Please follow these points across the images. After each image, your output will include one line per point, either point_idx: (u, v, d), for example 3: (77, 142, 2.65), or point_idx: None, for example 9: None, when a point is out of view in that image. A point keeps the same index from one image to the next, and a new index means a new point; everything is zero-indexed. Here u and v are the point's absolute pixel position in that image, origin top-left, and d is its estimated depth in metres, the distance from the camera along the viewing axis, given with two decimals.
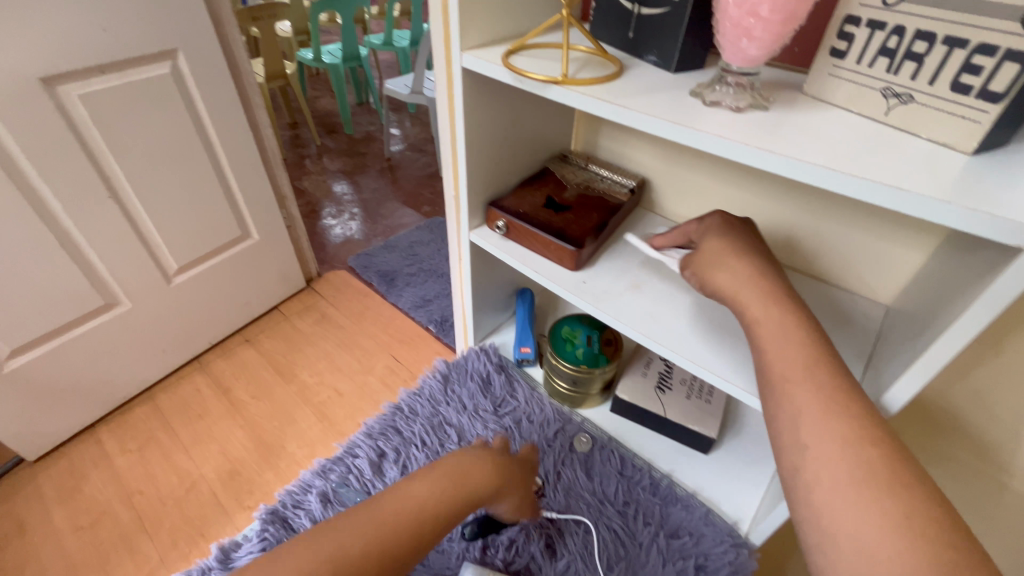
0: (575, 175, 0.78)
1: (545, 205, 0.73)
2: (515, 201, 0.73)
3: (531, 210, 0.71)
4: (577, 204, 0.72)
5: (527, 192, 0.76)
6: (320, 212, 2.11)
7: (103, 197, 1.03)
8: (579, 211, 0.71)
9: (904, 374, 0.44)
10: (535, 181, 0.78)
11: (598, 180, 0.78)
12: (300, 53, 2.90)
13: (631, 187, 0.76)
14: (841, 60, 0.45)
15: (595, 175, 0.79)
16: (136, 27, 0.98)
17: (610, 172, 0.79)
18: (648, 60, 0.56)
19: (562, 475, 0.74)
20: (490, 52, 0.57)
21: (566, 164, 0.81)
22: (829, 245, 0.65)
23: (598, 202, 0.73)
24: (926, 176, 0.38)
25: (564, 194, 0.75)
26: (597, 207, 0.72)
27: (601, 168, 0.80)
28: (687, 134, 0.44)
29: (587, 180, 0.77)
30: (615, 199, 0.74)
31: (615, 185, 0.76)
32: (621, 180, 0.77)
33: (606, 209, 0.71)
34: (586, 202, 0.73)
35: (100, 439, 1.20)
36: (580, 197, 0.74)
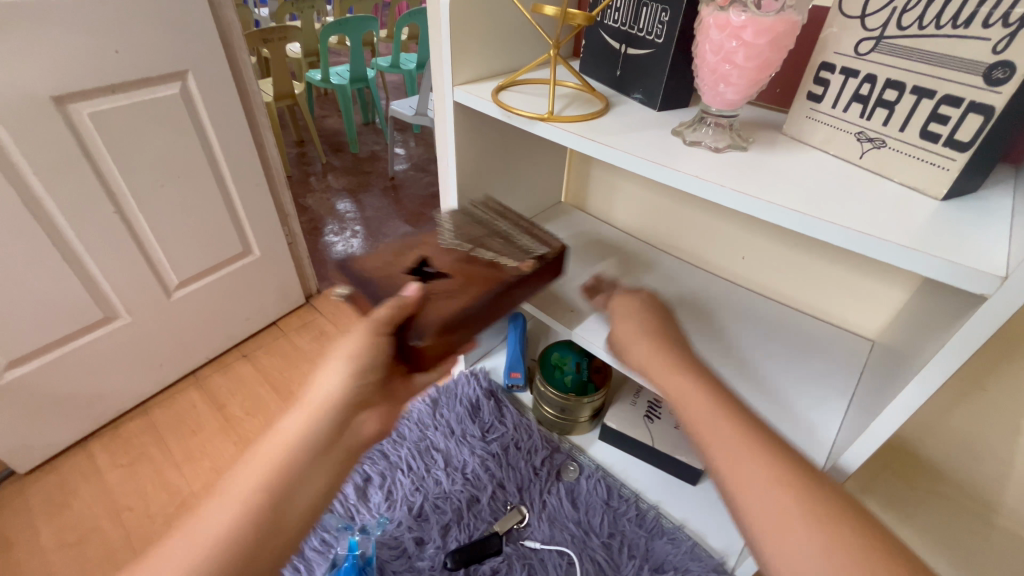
0: (471, 228, 0.57)
1: (410, 267, 0.51)
2: (370, 259, 0.52)
3: (382, 274, 0.50)
4: (451, 272, 0.50)
5: (398, 246, 0.54)
6: (322, 229, 2.14)
7: (107, 213, 1.05)
8: (446, 282, 0.49)
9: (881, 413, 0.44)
10: (416, 232, 0.57)
11: (499, 243, 0.55)
12: (309, 74, 2.97)
13: (537, 258, 0.53)
14: (818, 104, 0.47)
15: (499, 235, 0.56)
16: (148, 49, 1.01)
17: (524, 234, 0.57)
18: (634, 97, 0.58)
19: (548, 504, 0.73)
20: (482, 86, 0.59)
21: (466, 215, 0.60)
22: (815, 278, 0.66)
23: (482, 273, 0.51)
24: (894, 221, 0.39)
25: (442, 254, 0.52)
26: (473, 282, 0.49)
27: (511, 226, 0.58)
28: (666, 173, 0.45)
29: (481, 238, 0.55)
30: (512, 272, 0.51)
31: (517, 252, 0.53)
32: (524, 244, 0.55)
33: (484, 287, 0.48)
34: (462, 270, 0.50)
35: (92, 453, 1.20)
36: (461, 260, 0.52)
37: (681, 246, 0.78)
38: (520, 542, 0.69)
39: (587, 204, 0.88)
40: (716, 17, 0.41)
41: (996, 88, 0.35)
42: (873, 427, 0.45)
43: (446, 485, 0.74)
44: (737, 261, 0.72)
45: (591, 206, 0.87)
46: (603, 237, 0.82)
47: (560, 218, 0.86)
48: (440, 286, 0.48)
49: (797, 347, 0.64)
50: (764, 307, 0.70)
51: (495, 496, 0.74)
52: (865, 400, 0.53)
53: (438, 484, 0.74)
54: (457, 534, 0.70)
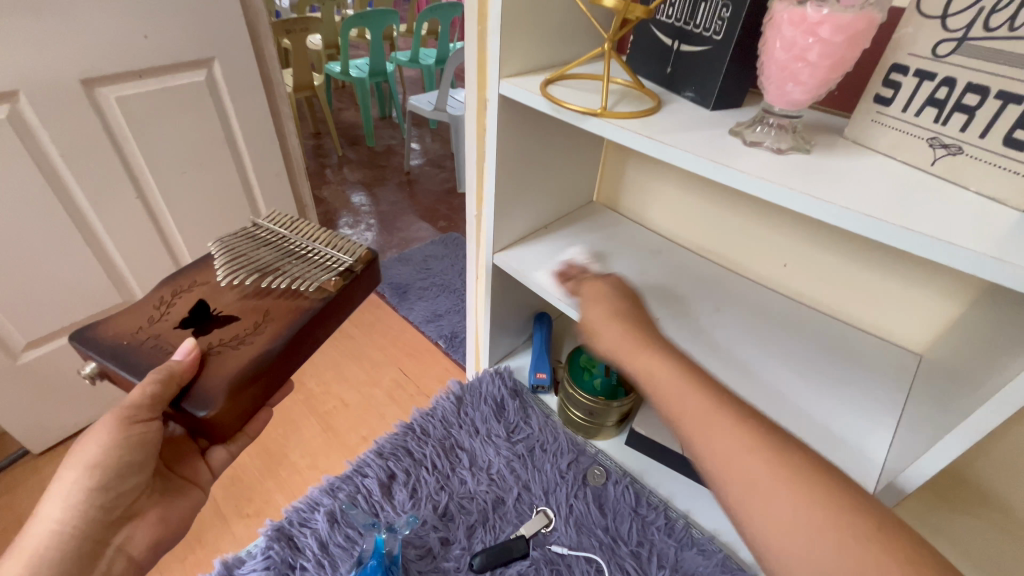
0: (259, 255, 0.64)
1: (180, 323, 0.57)
2: (118, 327, 0.56)
3: (160, 333, 0.56)
4: (240, 316, 0.57)
5: (161, 301, 0.59)
6: (337, 221, 2.14)
7: (130, 197, 1.05)
8: (237, 330, 0.56)
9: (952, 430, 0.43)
10: (171, 282, 0.62)
11: (297, 263, 0.63)
12: (328, 67, 2.98)
13: (344, 270, 0.63)
14: (886, 107, 0.45)
15: (292, 256, 0.64)
16: (176, 35, 1.01)
17: (323, 246, 0.66)
18: (685, 96, 0.56)
19: (575, 509, 0.71)
20: (529, 80, 0.58)
21: (248, 240, 0.65)
22: (859, 288, 0.64)
23: (279, 307, 0.59)
24: (976, 231, 0.37)
25: (228, 299, 0.59)
26: (269, 322, 0.57)
27: (308, 244, 0.66)
28: (729, 174, 0.44)
29: (280, 263, 0.63)
30: (310, 298, 0.60)
31: (317, 270, 0.62)
32: (335, 258, 0.64)
33: (281, 325, 0.56)
34: (255, 310, 0.58)
35: None
36: (251, 298, 0.59)
37: (716, 250, 0.76)
38: (547, 547, 0.67)
39: (620, 205, 0.86)
40: (790, 12, 0.39)
41: None
42: (942, 446, 0.44)
43: (471, 484, 0.74)
44: (777, 268, 0.71)
45: (624, 207, 0.86)
46: (637, 238, 0.81)
47: (591, 218, 0.84)
48: (227, 336, 0.55)
49: (844, 359, 0.62)
50: (806, 316, 0.68)
51: (521, 497, 0.73)
52: (920, 417, 0.51)
53: (463, 484, 0.75)
54: (482, 535, 0.69)
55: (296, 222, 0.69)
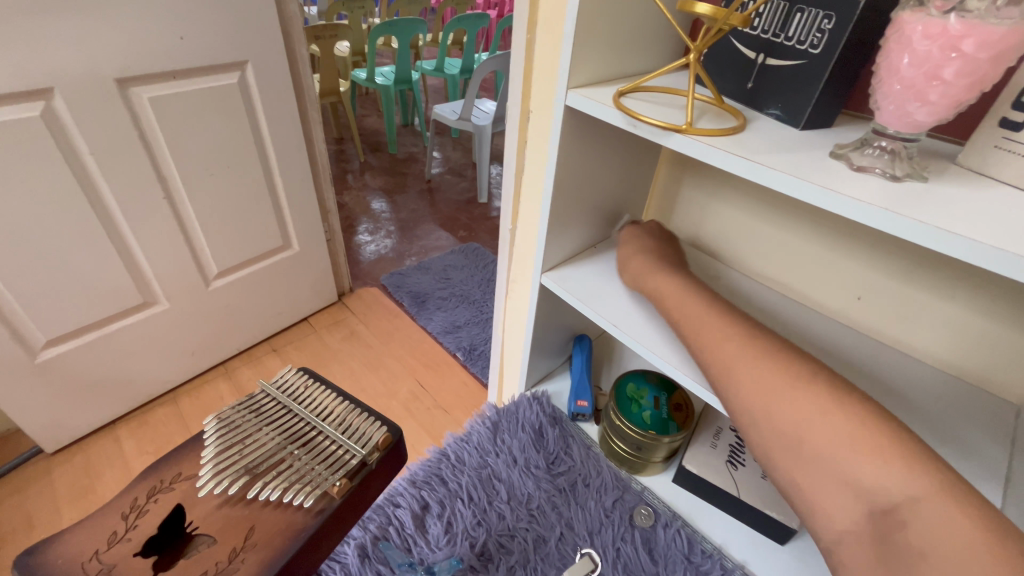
0: (261, 440, 0.56)
1: (143, 548, 0.48)
2: (77, 546, 0.48)
3: (116, 562, 0.47)
4: (218, 539, 0.49)
5: (132, 512, 0.51)
6: (356, 227, 2.12)
7: (157, 198, 1.03)
8: (209, 563, 0.48)
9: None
10: (150, 474, 0.54)
11: (303, 455, 0.55)
12: (354, 73, 2.99)
13: (356, 467, 0.55)
14: (1015, 133, 0.40)
15: (297, 443, 0.57)
16: (212, 37, 0.99)
17: (336, 430, 0.59)
18: (768, 113, 0.51)
19: (622, 553, 0.66)
20: (600, 91, 0.54)
21: (253, 414, 0.59)
22: (943, 326, 0.59)
23: (269, 520, 0.51)
24: None
25: (210, 508, 0.51)
26: (252, 548, 0.49)
27: (319, 424, 0.59)
28: (839, 202, 0.39)
29: (281, 455, 0.55)
30: (307, 512, 0.52)
31: (323, 469, 0.54)
32: (344, 452, 0.56)
33: (265, 551, 0.49)
34: (237, 527, 0.50)
35: (118, 438, 1.18)
36: (235, 507, 0.52)
37: (775, 276, 0.71)
38: None
39: (671, 224, 0.82)
40: (925, 24, 0.35)
41: None
42: None
43: (510, 520, 0.70)
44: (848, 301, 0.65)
45: (676, 226, 0.81)
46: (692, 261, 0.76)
47: None
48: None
49: (933, 405, 0.56)
50: (885, 354, 0.62)
51: (564, 537, 0.68)
52: None
53: (501, 519, 0.70)
54: None
55: (309, 393, 0.63)
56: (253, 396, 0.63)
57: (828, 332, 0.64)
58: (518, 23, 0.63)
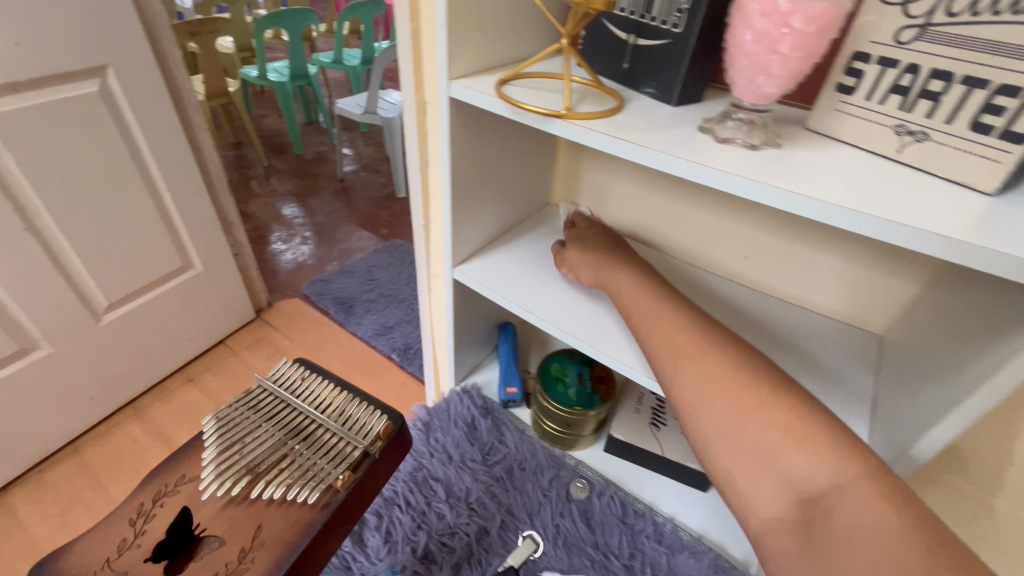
0: (261, 440, 0.52)
1: (152, 554, 0.46)
2: (88, 555, 0.46)
3: (127, 570, 0.45)
4: (226, 540, 0.47)
5: (138, 522, 0.48)
6: (268, 236, 1.98)
7: (16, 230, 0.90)
8: (217, 566, 0.45)
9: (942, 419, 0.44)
10: (154, 478, 0.52)
11: (305, 450, 0.52)
12: (244, 71, 2.76)
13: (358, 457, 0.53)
14: (849, 96, 0.44)
15: (297, 438, 0.53)
16: (57, 40, 0.86)
17: (337, 422, 0.55)
18: (645, 92, 0.54)
19: (562, 529, 0.69)
20: (482, 80, 0.53)
21: (251, 411, 0.55)
22: (821, 275, 0.65)
23: (276, 518, 0.48)
24: (957, 221, 0.37)
25: (215, 510, 0.49)
26: (260, 547, 0.47)
27: (318, 416, 0.55)
28: (708, 174, 0.42)
29: (282, 452, 0.52)
30: (312, 508, 0.49)
31: (326, 464, 0.51)
32: (345, 444, 0.53)
33: (276, 549, 0.47)
34: (244, 527, 0.48)
35: (13, 504, 1.04)
36: (241, 507, 0.49)
37: (678, 245, 0.76)
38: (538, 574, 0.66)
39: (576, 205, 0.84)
40: (761, 2, 0.37)
41: None
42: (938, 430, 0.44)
43: (450, 518, 0.70)
44: (738, 260, 0.71)
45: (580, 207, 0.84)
46: None
47: (550, 221, 0.82)
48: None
49: (815, 345, 0.63)
50: (773, 305, 0.68)
51: (505, 525, 0.70)
52: (898, 402, 0.52)
53: (441, 519, 0.70)
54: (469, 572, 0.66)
55: (306, 384, 0.59)
56: (249, 391, 0.58)
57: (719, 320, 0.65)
58: (396, 14, 0.61)
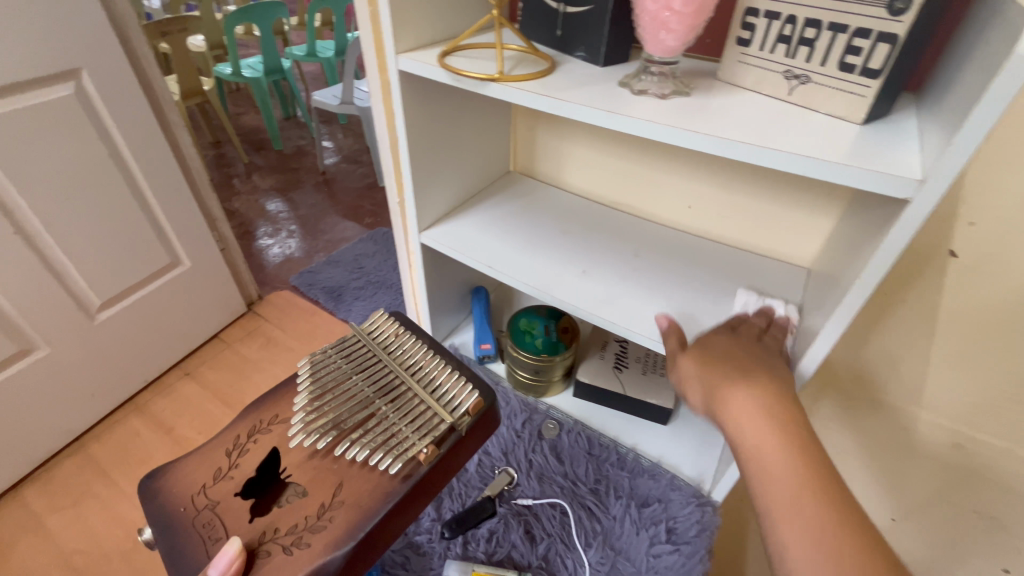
0: (351, 398, 0.56)
1: (241, 490, 0.53)
2: (189, 478, 0.54)
3: (220, 498, 0.52)
4: (309, 490, 0.51)
5: (233, 455, 0.55)
6: (254, 232, 2.02)
7: (7, 235, 0.95)
8: (299, 515, 0.50)
9: (827, 325, 0.49)
10: (252, 413, 0.59)
11: (390, 412, 0.55)
12: (217, 69, 2.76)
13: (441, 432, 0.54)
14: (747, 48, 0.50)
15: (386, 399, 0.57)
16: (31, 46, 0.90)
17: (425, 389, 0.58)
18: (577, 56, 0.59)
19: (534, 463, 0.76)
20: (425, 53, 0.59)
21: (345, 363, 0.60)
22: (759, 220, 0.71)
23: (356, 480, 0.52)
24: (828, 145, 0.43)
25: (300, 458, 0.53)
26: (338, 506, 0.50)
27: (408, 378, 0.59)
28: (621, 121, 0.47)
29: (371, 411, 0.55)
30: (390, 477, 0.52)
31: (413, 434, 0.53)
32: (432, 414, 0.55)
33: (353, 512, 0.50)
34: (327, 480, 0.52)
35: (27, 498, 1.10)
36: (325, 460, 0.53)
37: (631, 203, 0.82)
38: (514, 501, 0.72)
39: (536, 171, 0.90)
40: None
41: (897, 17, 0.40)
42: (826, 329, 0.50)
43: None
44: (683, 210, 0.77)
45: (540, 172, 0.89)
46: (555, 201, 0.85)
47: (511, 187, 0.88)
48: (284, 525, 0.49)
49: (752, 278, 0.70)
50: (713, 249, 0.75)
51: (483, 462, 0.77)
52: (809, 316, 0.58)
53: None
54: (450, 504, 0.73)
55: (397, 348, 0.63)
56: (346, 339, 0.64)
57: (661, 264, 0.72)
58: None
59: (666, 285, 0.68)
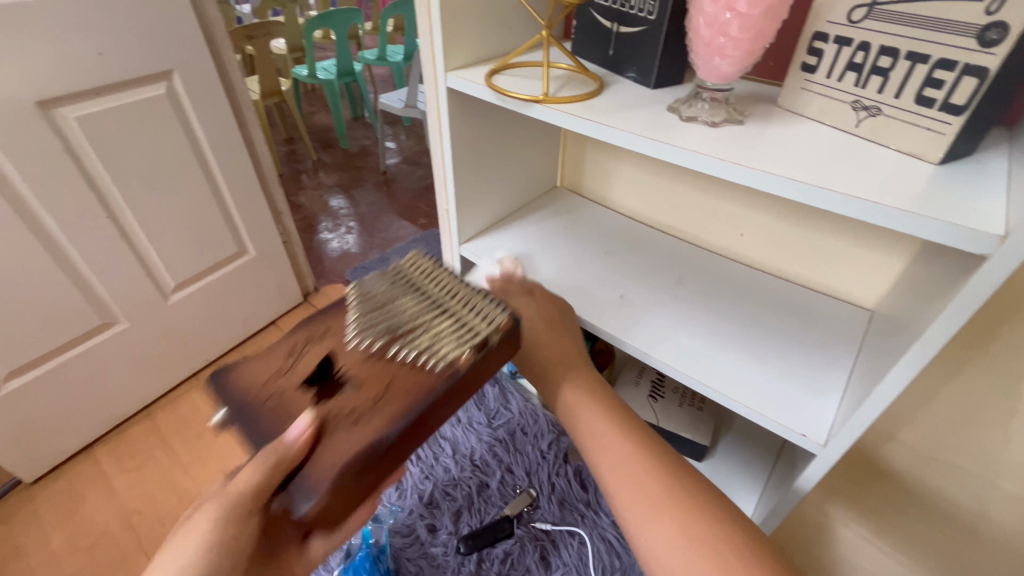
0: (398, 304, 0.50)
1: (304, 382, 0.47)
2: (256, 372, 0.49)
3: (284, 389, 0.47)
4: (362, 385, 0.45)
5: (292, 354, 0.50)
6: (317, 226, 2.12)
7: (100, 219, 1.04)
8: (351, 407, 0.44)
9: (881, 384, 0.44)
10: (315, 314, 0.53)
11: (434, 319, 0.48)
12: (295, 70, 2.93)
13: (481, 342, 0.46)
14: (812, 75, 0.47)
15: (432, 307, 0.50)
16: (131, 49, 0.99)
17: (470, 301, 0.50)
18: (628, 77, 0.57)
19: (557, 487, 0.77)
20: (474, 72, 0.60)
21: (392, 274, 0.54)
22: (821, 253, 0.65)
23: (405, 377, 0.46)
24: (895, 187, 0.39)
25: (353, 354, 0.48)
26: (389, 400, 0.44)
27: (454, 289, 0.52)
28: (665, 150, 0.45)
29: (416, 317, 0.49)
30: (438, 374, 0.45)
31: (454, 339, 0.47)
32: (475, 323, 0.48)
33: (403, 406, 0.43)
34: (377, 378, 0.46)
35: (98, 458, 1.21)
36: (375, 358, 0.47)
37: (680, 226, 0.78)
38: (532, 524, 0.73)
39: (583, 188, 0.88)
40: None
41: (990, 49, 0.35)
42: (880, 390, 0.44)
43: (455, 472, 0.79)
44: (735, 238, 0.73)
45: (587, 189, 0.88)
46: (600, 219, 0.83)
47: (556, 203, 0.87)
48: (344, 410, 0.44)
49: (806, 316, 0.65)
50: (764, 282, 0.71)
51: (505, 481, 0.78)
52: (868, 365, 0.53)
53: (447, 472, 0.79)
54: (468, 519, 0.74)
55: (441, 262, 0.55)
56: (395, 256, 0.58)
57: (705, 294, 0.69)
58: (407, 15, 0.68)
59: (707, 317, 0.65)
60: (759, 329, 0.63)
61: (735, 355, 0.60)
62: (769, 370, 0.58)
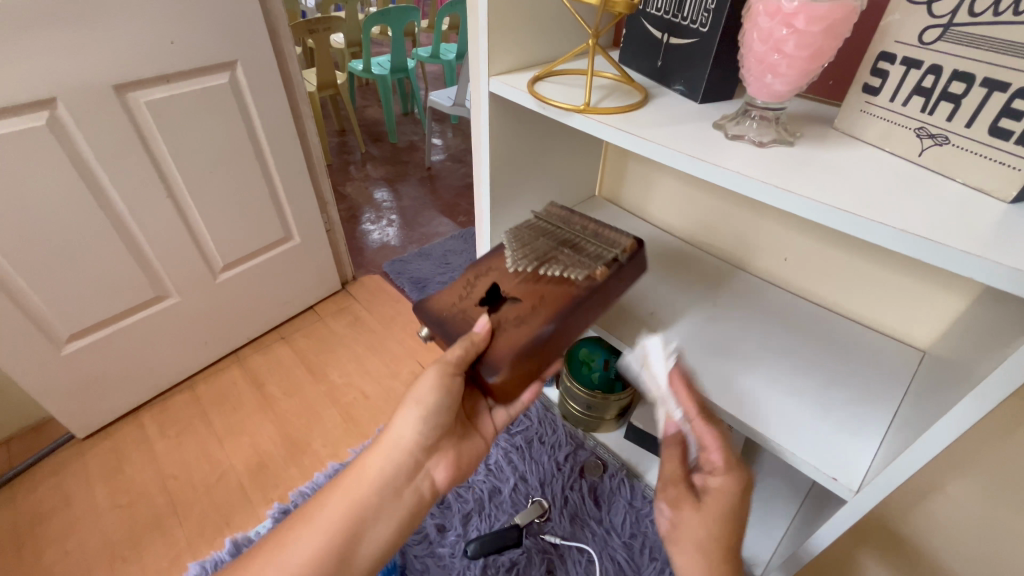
0: (536, 242, 0.60)
1: (481, 301, 0.55)
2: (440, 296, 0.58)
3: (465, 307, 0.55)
4: (521, 299, 0.54)
5: (466, 279, 0.58)
6: (360, 217, 2.18)
7: (161, 198, 1.11)
8: (517, 312, 0.53)
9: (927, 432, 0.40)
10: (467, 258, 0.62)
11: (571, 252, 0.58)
12: (351, 64, 3.02)
13: (611, 262, 0.57)
14: (874, 97, 0.44)
15: (565, 245, 0.60)
16: (200, 39, 1.04)
17: (594, 239, 0.61)
18: (675, 89, 0.55)
19: (570, 501, 0.76)
20: (517, 77, 0.59)
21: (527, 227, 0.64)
22: (872, 285, 0.62)
23: (554, 290, 0.55)
24: (958, 225, 0.36)
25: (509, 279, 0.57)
26: (547, 305, 0.53)
27: (578, 232, 0.62)
28: (707, 169, 0.44)
29: (554, 250, 0.59)
30: (581, 286, 0.54)
31: (588, 260, 0.57)
32: (602, 252, 0.58)
33: (559, 308, 0.52)
34: (532, 293, 0.55)
35: (142, 423, 1.28)
36: (529, 281, 0.56)
37: (721, 244, 0.76)
38: (541, 536, 0.72)
39: (622, 199, 0.87)
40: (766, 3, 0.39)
41: None
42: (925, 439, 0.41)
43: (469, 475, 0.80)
44: (778, 261, 0.70)
45: (626, 200, 0.86)
46: (636, 232, 0.81)
47: (593, 212, 0.85)
48: (512, 314, 0.53)
49: (851, 351, 0.61)
50: (807, 311, 0.67)
51: (518, 488, 0.78)
52: (914, 410, 0.49)
53: None
54: (478, 523, 0.74)
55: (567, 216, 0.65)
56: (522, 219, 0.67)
57: (742, 319, 0.66)
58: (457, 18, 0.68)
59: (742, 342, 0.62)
60: (798, 361, 0.60)
61: (768, 387, 0.57)
62: (805, 405, 0.55)
